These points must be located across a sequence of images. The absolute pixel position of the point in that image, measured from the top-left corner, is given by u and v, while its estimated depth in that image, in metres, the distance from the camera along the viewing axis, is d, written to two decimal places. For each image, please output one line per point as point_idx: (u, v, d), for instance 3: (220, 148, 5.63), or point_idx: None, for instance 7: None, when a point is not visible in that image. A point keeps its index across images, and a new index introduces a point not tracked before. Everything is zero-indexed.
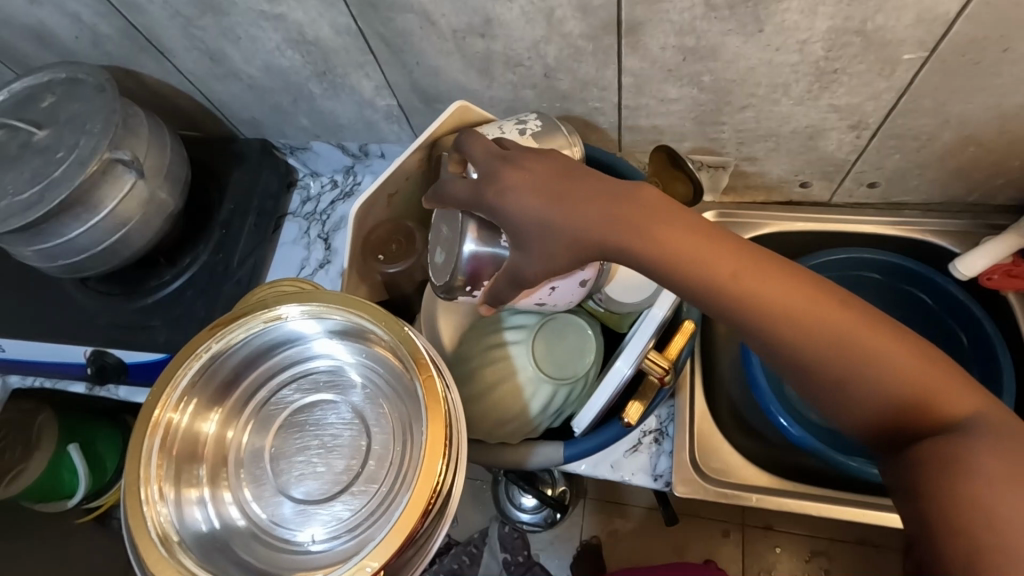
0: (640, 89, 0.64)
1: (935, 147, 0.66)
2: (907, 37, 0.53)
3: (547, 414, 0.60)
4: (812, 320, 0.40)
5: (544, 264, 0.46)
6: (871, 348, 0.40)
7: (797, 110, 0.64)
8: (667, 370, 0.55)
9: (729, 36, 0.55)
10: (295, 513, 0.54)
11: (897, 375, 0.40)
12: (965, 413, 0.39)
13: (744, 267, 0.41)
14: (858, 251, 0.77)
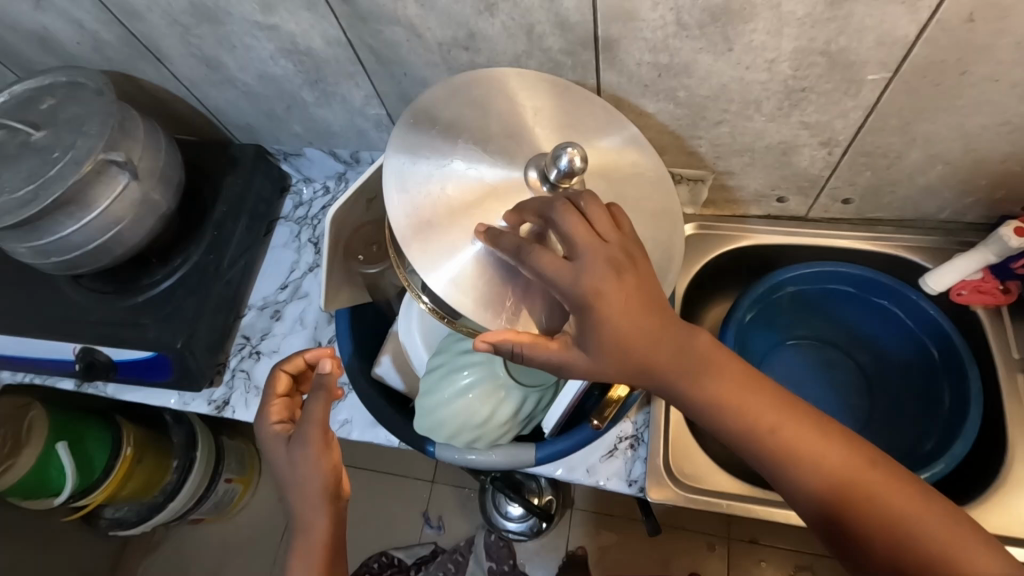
0: (618, 103, 0.67)
1: (905, 164, 0.68)
2: (870, 59, 0.55)
3: (518, 421, 0.63)
4: (812, 453, 0.46)
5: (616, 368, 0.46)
6: (879, 491, 0.45)
7: (770, 126, 0.66)
8: None
9: (702, 54, 0.58)
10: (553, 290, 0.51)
11: (875, 500, 0.44)
12: (949, 542, 0.43)
13: (774, 413, 0.47)
14: (832, 265, 0.78)
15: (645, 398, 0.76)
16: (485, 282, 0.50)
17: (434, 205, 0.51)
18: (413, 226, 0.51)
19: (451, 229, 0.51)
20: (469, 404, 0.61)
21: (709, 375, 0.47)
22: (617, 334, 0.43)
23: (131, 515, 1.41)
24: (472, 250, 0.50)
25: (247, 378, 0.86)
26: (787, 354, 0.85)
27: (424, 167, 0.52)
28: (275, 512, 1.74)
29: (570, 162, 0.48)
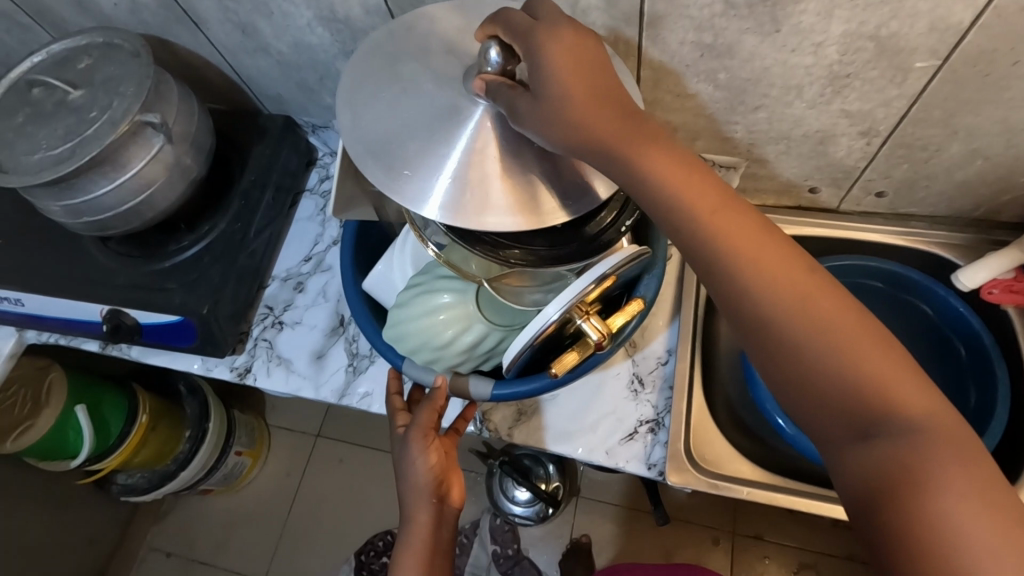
0: (658, 83, 0.66)
1: (944, 158, 0.68)
2: (920, 46, 0.54)
3: (476, 355, 0.61)
4: (787, 281, 0.42)
5: (558, 129, 0.46)
6: (827, 314, 0.41)
7: (810, 113, 0.65)
8: (606, 335, 0.56)
9: (747, 35, 0.57)
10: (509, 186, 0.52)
11: (840, 335, 0.40)
12: (892, 373, 0.39)
13: (743, 227, 0.44)
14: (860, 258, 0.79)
15: (667, 382, 0.76)
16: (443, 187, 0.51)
17: (397, 138, 0.53)
18: (365, 150, 0.53)
19: (399, 146, 0.53)
20: (435, 323, 0.59)
21: (660, 155, 0.45)
22: (568, 100, 0.45)
23: (143, 483, 1.43)
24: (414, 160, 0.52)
25: (269, 347, 0.86)
26: None
27: (373, 91, 0.55)
28: (283, 486, 1.75)
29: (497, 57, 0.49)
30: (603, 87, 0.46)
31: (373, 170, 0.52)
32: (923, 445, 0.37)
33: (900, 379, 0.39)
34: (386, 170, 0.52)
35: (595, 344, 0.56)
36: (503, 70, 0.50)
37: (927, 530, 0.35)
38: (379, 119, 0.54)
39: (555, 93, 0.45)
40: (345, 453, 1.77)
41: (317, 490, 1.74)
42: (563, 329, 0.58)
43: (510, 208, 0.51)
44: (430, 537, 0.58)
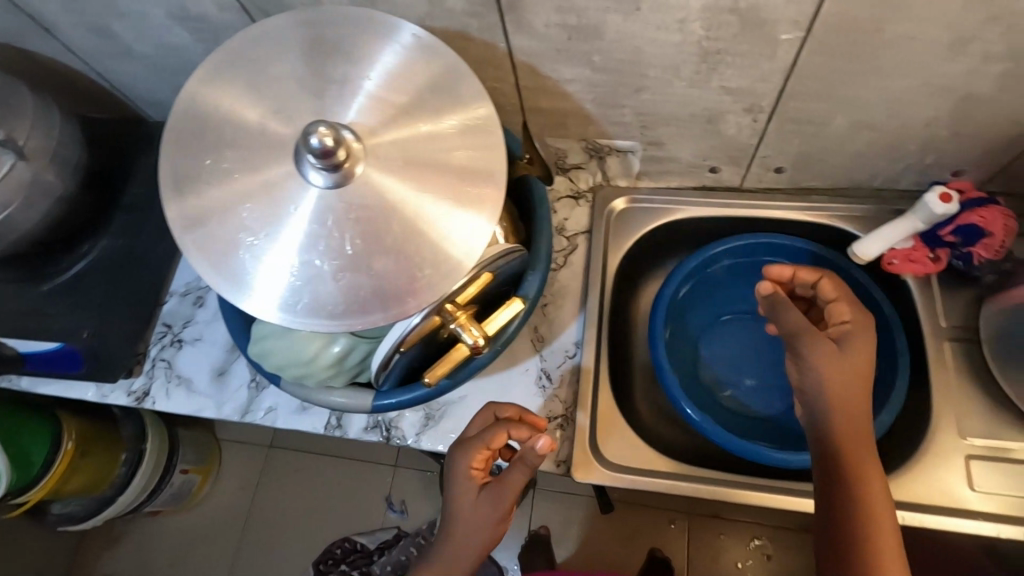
0: (534, 68, 0.63)
1: (832, 131, 0.66)
2: (783, 16, 0.52)
3: (348, 368, 0.55)
4: (855, 445, 0.53)
5: (786, 323, 0.58)
6: (869, 471, 0.52)
7: (691, 92, 0.63)
8: (481, 339, 0.53)
9: (610, 15, 0.54)
10: (360, 273, 0.44)
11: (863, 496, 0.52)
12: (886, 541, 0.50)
13: (850, 381, 0.54)
14: (765, 237, 0.77)
15: (575, 376, 0.74)
16: (281, 287, 0.44)
17: (222, 216, 0.45)
18: (187, 233, 0.45)
19: (224, 226, 0.44)
20: (294, 339, 0.52)
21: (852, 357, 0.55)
22: (792, 314, 0.58)
23: (78, 510, 1.38)
24: (244, 249, 0.44)
25: (168, 367, 0.82)
26: (721, 328, 0.85)
27: (191, 144, 0.46)
28: (237, 500, 1.71)
29: (321, 143, 0.40)
30: (829, 296, 0.59)
31: (196, 261, 0.44)
32: None
33: (880, 514, 0.51)
34: (211, 258, 0.44)
35: (470, 351, 0.54)
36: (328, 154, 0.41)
37: None
38: (203, 190, 0.45)
39: (782, 315, 0.59)
40: (299, 462, 1.73)
41: (273, 501, 1.70)
42: (437, 335, 0.55)
43: (368, 305, 0.44)
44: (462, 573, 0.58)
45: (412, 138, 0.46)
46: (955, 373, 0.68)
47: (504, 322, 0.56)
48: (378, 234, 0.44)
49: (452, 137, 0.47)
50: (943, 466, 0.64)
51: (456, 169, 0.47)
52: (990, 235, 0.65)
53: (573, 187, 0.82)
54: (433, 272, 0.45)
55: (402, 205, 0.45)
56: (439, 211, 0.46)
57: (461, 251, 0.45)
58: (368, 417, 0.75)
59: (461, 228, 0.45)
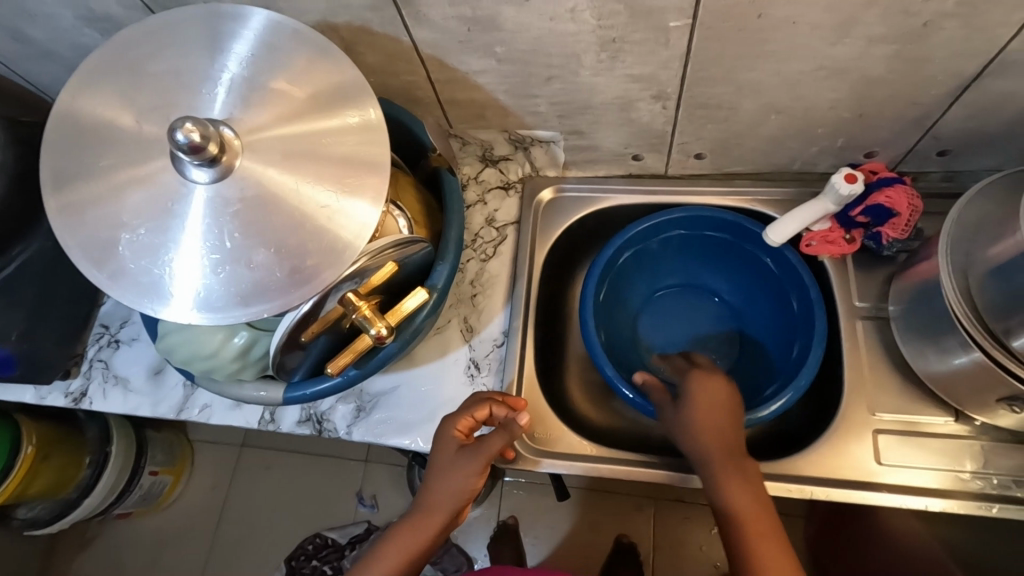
0: (442, 61, 0.64)
1: (741, 116, 0.67)
2: (668, 4, 0.52)
3: (255, 360, 0.56)
4: (736, 473, 0.58)
5: (681, 428, 0.63)
6: (736, 487, 0.58)
7: (598, 81, 0.64)
8: (385, 328, 0.54)
9: (503, 5, 0.55)
10: (246, 265, 0.45)
11: (745, 516, 0.56)
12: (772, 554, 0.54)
13: (734, 470, 0.59)
14: (698, 210, 0.77)
15: (503, 364, 0.75)
16: (168, 284, 0.45)
17: (104, 218, 0.46)
18: (72, 236, 0.46)
19: (108, 229, 0.46)
20: (195, 334, 0.53)
21: (715, 385, 0.64)
22: (701, 411, 0.62)
23: (43, 514, 1.38)
24: (129, 249, 0.45)
25: (106, 367, 0.83)
26: (652, 310, 0.86)
27: (71, 148, 0.47)
28: (208, 499, 1.71)
29: (188, 139, 0.41)
30: (718, 393, 0.64)
31: (83, 264, 0.45)
32: None
33: (759, 531, 0.55)
34: (99, 260, 0.46)
35: (375, 341, 0.55)
36: (198, 150, 0.42)
37: None
38: (84, 194, 0.46)
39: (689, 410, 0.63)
40: (270, 460, 1.73)
41: (245, 499, 1.70)
42: (342, 324, 0.56)
43: (257, 295, 0.46)
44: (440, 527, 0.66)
45: (295, 131, 0.47)
46: (868, 350, 0.69)
47: (408, 312, 0.57)
48: (260, 225, 0.46)
49: (336, 131, 0.48)
50: (854, 441, 0.65)
51: (342, 160, 0.47)
52: (897, 214, 0.67)
53: (502, 178, 0.82)
54: (317, 261, 0.46)
55: (283, 195, 0.46)
56: (322, 199, 0.47)
57: (349, 233, 0.47)
58: (300, 410, 0.76)
59: (344, 213, 0.47)
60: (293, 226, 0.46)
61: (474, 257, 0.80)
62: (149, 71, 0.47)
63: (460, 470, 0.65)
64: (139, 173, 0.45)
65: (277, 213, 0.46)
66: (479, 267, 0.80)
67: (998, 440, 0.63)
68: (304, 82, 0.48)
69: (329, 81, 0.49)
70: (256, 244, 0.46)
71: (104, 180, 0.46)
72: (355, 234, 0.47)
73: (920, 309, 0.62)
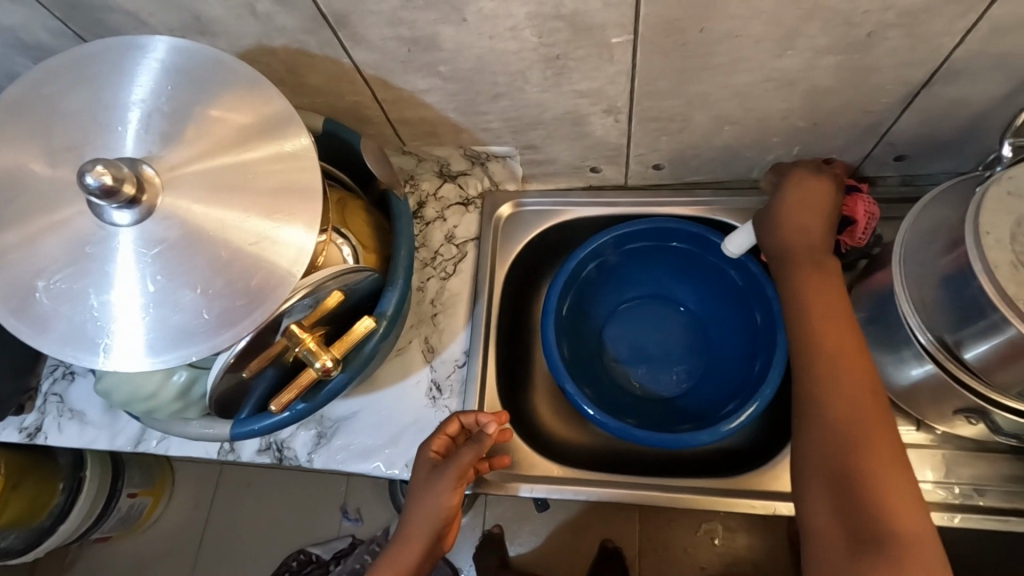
0: (386, 81, 0.62)
1: (695, 127, 0.66)
2: (607, 20, 0.51)
3: (197, 399, 0.54)
4: (849, 364, 0.54)
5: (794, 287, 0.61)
6: (840, 369, 0.53)
7: (547, 97, 0.63)
8: (331, 361, 0.53)
9: (440, 25, 0.53)
10: (171, 307, 0.44)
11: (846, 385, 0.53)
12: (864, 412, 0.51)
13: (846, 342, 0.55)
14: (660, 221, 0.76)
15: (464, 386, 0.74)
16: (90, 332, 0.43)
17: (23, 269, 0.44)
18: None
19: (28, 279, 0.44)
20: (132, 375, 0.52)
21: (820, 283, 0.60)
22: (803, 248, 0.62)
23: (17, 546, 1.28)
24: (50, 298, 0.44)
25: (61, 401, 0.80)
26: (618, 320, 0.85)
27: None
28: (190, 518, 1.66)
29: (99, 182, 0.39)
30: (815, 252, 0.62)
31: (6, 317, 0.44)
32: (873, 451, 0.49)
33: (871, 407, 0.52)
34: (21, 311, 0.44)
35: (320, 375, 0.53)
36: (112, 192, 0.40)
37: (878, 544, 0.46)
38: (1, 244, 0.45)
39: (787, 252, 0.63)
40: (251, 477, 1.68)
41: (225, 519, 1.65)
42: (284, 358, 0.54)
43: (182, 338, 0.43)
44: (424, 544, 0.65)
45: (219, 166, 0.45)
46: None
47: (353, 343, 0.55)
48: (184, 265, 0.44)
49: (264, 163, 0.46)
50: None
51: (270, 192, 0.46)
52: (855, 222, 0.65)
53: (461, 194, 0.81)
54: (248, 299, 0.44)
55: (209, 233, 0.44)
56: (251, 233, 0.45)
57: (285, 262, 0.45)
58: (259, 440, 0.74)
59: (274, 242, 0.45)
60: (220, 263, 0.44)
61: (434, 276, 0.79)
62: (67, 110, 0.46)
63: (431, 486, 0.63)
64: (57, 221, 0.44)
65: (203, 252, 0.44)
66: (439, 286, 0.79)
67: (958, 448, 0.63)
68: (234, 112, 0.47)
69: (258, 114, 0.47)
70: (181, 285, 0.44)
71: (21, 230, 0.44)
72: (285, 268, 0.45)
73: (877, 318, 0.62)
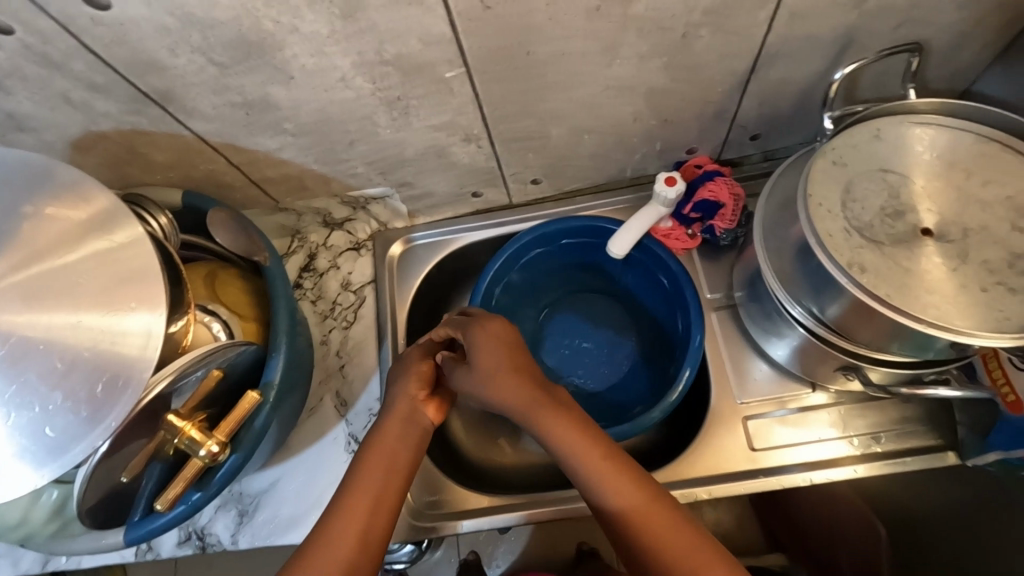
0: (235, 146, 0.61)
1: (556, 141, 0.68)
2: (433, 59, 0.52)
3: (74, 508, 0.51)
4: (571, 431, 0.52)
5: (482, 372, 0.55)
6: (567, 444, 0.51)
7: (403, 135, 0.63)
8: (218, 445, 0.51)
9: (270, 86, 0.52)
10: (16, 427, 0.42)
11: (591, 468, 0.50)
12: (633, 491, 0.49)
13: (558, 417, 0.52)
14: (546, 224, 0.76)
15: None
16: None
17: None
18: None
19: None
20: None
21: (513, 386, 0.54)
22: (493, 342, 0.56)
23: None
24: None
25: None
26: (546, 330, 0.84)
27: None
28: None
29: None
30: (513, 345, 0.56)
31: None
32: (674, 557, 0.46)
33: (619, 489, 0.49)
34: None
35: (206, 463, 0.51)
36: None
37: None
38: None
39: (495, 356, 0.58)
40: None
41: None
42: (167, 450, 0.52)
43: (38, 454, 0.42)
44: (394, 452, 0.54)
45: (39, 273, 0.44)
46: (726, 340, 0.71)
47: (240, 420, 0.53)
48: (20, 382, 0.42)
49: (92, 262, 0.45)
50: (729, 431, 0.67)
51: (99, 290, 0.45)
52: (723, 205, 0.69)
53: (351, 239, 0.80)
54: (92, 408, 0.43)
55: (42, 341, 0.43)
56: (91, 330, 0.44)
57: (132, 350, 0.44)
58: (177, 531, 0.70)
59: (117, 335, 0.44)
60: (61, 369, 0.43)
61: (336, 326, 0.78)
62: None
63: (485, 353, 0.55)
64: None
65: (39, 362, 0.42)
66: (342, 335, 0.77)
67: (853, 401, 0.66)
68: (60, 217, 0.46)
69: (86, 214, 0.47)
70: (21, 402, 0.42)
71: None
72: (133, 358, 0.44)
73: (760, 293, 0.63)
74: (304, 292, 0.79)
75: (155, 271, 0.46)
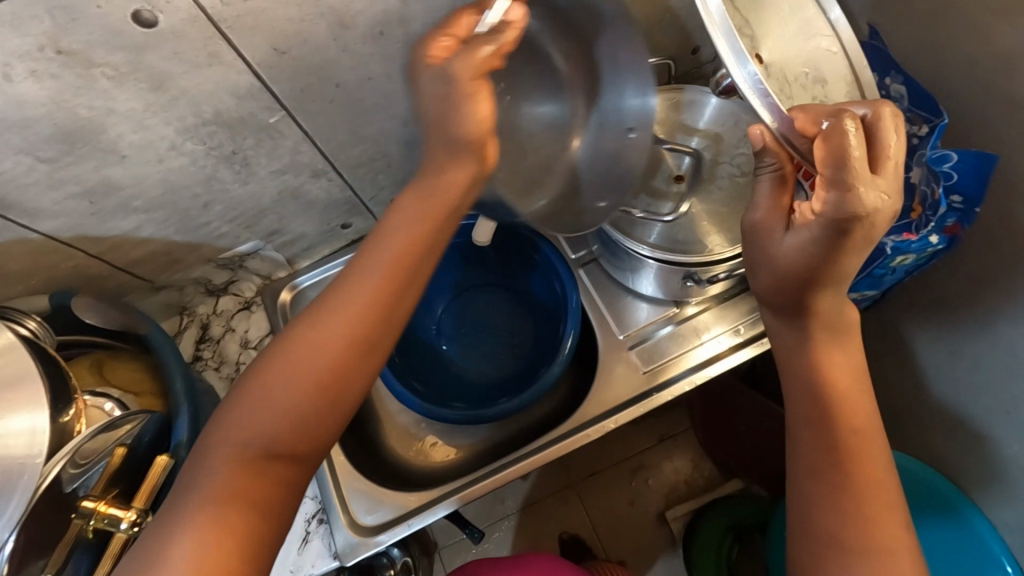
0: (91, 237, 0.63)
1: (398, 158, 0.74)
2: (252, 109, 0.57)
3: None
4: (827, 319, 0.45)
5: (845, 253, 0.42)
6: (826, 343, 0.45)
7: (252, 187, 0.67)
8: (142, 514, 0.52)
9: (104, 169, 0.56)
10: None
11: (832, 378, 0.45)
12: (851, 407, 0.44)
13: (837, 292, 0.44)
14: None
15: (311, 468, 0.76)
16: None
17: None
18: None
19: None
20: None
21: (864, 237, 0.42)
22: (864, 239, 0.41)
23: None
24: None
25: None
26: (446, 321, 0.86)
27: None
28: None
29: None
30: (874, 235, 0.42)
31: None
32: (851, 471, 0.43)
33: (846, 407, 0.44)
34: None
35: (131, 536, 0.52)
36: None
37: (858, 537, 0.41)
38: None
39: (821, 260, 0.42)
40: None
41: None
42: (88, 535, 0.52)
43: None
44: (341, 349, 0.40)
45: None
46: (597, 287, 0.80)
47: (156, 487, 0.54)
48: None
49: None
50: (621, 365, 0.75)
51: None
52: None
53: (239, 299, 0.83)
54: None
55: None
56: None
57: (18, 448, 0.45)
58: None
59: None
60: None
61: None
62: None
63: (848, 258, 0.42)
64: None
65: None
66: None
67: (718, 303, 0.75)
68: None
69: None
70: None
71: None
72: (23, 447, 0.45)
73: (603, 239, 0.72)
74: (206, 362, 0.81)
75: (32, 372, 0.48)
